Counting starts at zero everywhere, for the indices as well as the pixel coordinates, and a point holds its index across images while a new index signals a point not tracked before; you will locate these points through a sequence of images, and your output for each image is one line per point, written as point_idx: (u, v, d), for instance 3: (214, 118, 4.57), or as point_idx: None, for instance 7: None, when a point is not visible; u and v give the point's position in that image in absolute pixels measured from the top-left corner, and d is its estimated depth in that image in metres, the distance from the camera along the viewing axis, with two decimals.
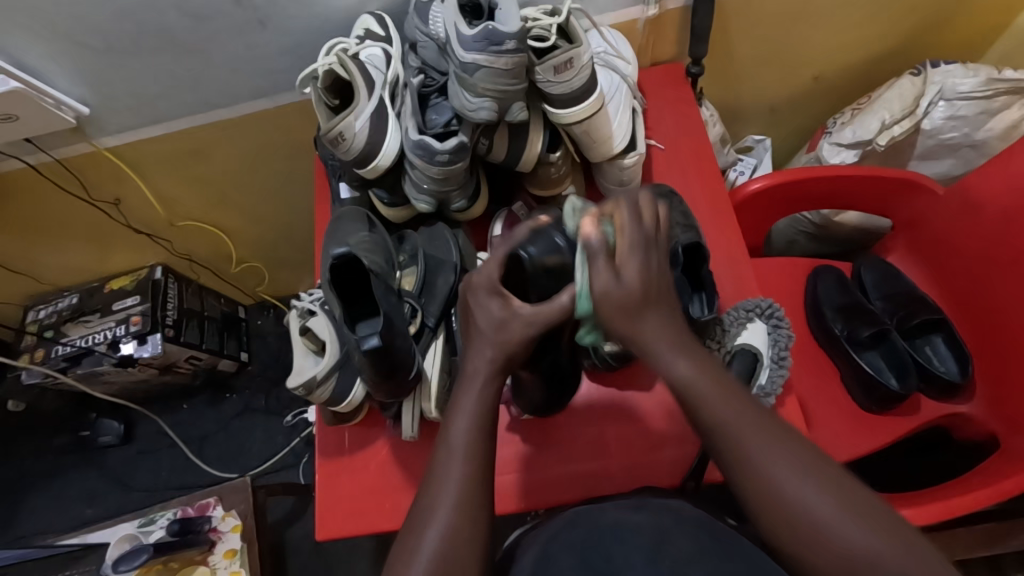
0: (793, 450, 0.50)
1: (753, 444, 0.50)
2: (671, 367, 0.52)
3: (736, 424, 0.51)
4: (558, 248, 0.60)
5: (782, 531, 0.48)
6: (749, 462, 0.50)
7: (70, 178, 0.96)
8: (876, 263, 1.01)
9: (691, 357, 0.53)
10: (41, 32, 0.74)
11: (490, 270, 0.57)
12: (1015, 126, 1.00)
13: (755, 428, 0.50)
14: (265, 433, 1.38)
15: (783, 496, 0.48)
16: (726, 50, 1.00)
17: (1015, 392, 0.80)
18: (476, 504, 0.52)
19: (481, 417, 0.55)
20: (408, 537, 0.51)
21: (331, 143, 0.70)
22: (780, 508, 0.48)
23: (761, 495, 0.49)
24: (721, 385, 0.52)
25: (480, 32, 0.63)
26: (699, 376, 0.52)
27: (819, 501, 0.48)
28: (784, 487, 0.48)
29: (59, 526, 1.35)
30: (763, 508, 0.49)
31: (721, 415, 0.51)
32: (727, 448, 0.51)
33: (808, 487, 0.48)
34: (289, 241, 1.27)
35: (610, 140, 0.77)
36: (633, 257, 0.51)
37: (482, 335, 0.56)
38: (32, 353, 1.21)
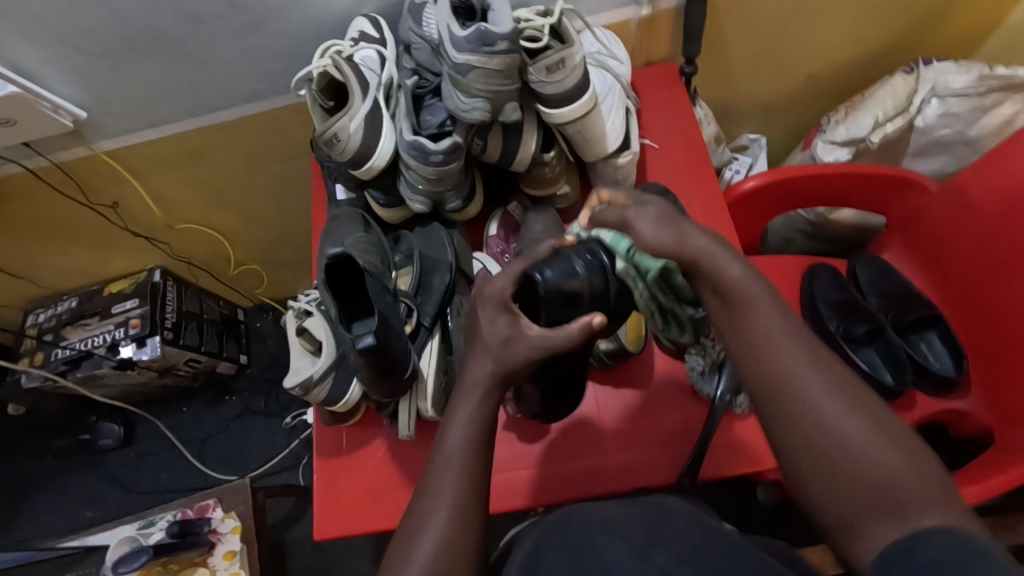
0: (822, 361, 0.48)
1: (787, 355, 0.49)
2: (717, 266, 0.53)
3: (772, 322, 0.50)
4: (574, 273, 0.59)
5: (792, 427, 0.47)
6: (776, 364, 0.49)
7: (68, 182, 0.97)
8: (872, 260, 1.01)
9: (739, 260, 0.52)
10: (38, 36, 0.74)
11: (494, 302, 0.58)
12: (1008, 122, 1.00)
13: (784, 331, 0.50)
14: (265, 435, 1.39)
15: (800, 394, 0.47)
16: (719, 50, 1.01)
17: (1011, 387, 0.80)
18: (471, 508, 0.52)
19: (480, 425, 0.55)
20: (404, 540, 0.51)
21: (326, 145, 0.70)
22: (798, 400, 0.47)
23: (781, 387, 0.48)
24: (769, 291, 0.52)
25: (473, 33, 0.63)
26: (746, 276, 0.52)
27: (842, 415, 0.46)
28: (806, 393, 0.47)
29: (59, 529, 1.35)
30: (782, 411, 0.48)
31: (760, 324, 0.50)
32: (757, 339, 0.50)
33: (833, 400, 0.46)
34: (287, 243, 1.27)
35: (603, 140, 0.78)
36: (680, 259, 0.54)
37: (486, 349, 0.57)
38: (32, 357, 1.22)
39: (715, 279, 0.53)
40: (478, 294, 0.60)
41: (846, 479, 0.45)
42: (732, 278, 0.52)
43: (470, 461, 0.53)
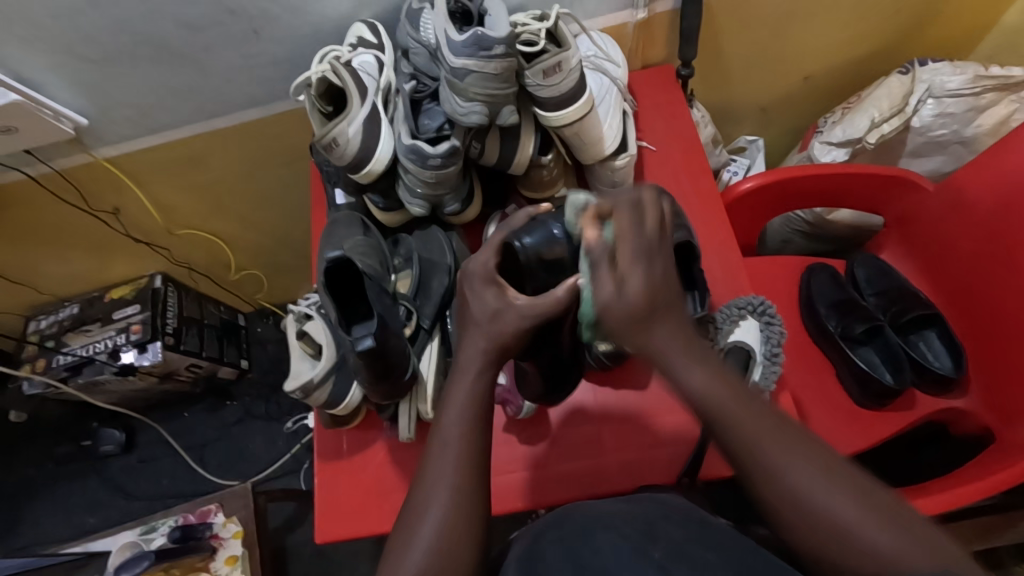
0: (808, 446, 0.49)
1: (769, 451, 0.49)
2: (683, 377, 0.51)
3: (747, 423, 0.50)
4: (554, 238, 0.65)
5: (785, 518, 0.48)
6: (764, 464, 0.48)
7: (70, 189, 0.97)
8: (869, 259, 1.02)
9: (705, 367, 0.51)
10: (39, 44, 0.75)
11: (486, 288, 0.58)
12: (1004, 121, 1.01)
13: (764, 435, 0.49)
14: (266, 440, 1.39)
15: (791, 491, 0.48)
16: (716, 52, 1.01)
17: (1011, 385, 0.80)
18: (470, 498, 0.52)
19: (474, 413, 0.55)
20: (404, 533, 0.51)
21: (325, 149, 0.71)
22: (794, 503, 0.47)
23: (773, 490, 0.48)
24: (739, 391, 0.51)
25: (470, 37, 0.64)
26: (712, 386, 0.51)
27: (837, 503, 0.47)
28: (802, 491, 0.47)
29: (61, 535, 1.35)
30: (779, 509, 0.48)
31: (739, 429, 0.50)
32: (739, 440, 0.50)
33: (826, 488, 0.47)
34: (287, 247, 1.28)
35: (600, 142, 0.78)
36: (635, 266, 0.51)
37: (475, 323, 0.58)
38: (33, 363, 1.22)
39: (681, 394, 0.52)
40: (464, 269, 0.61)
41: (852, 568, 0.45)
42: (699, 393, 0.51)
43: (464, 444, 0.54)
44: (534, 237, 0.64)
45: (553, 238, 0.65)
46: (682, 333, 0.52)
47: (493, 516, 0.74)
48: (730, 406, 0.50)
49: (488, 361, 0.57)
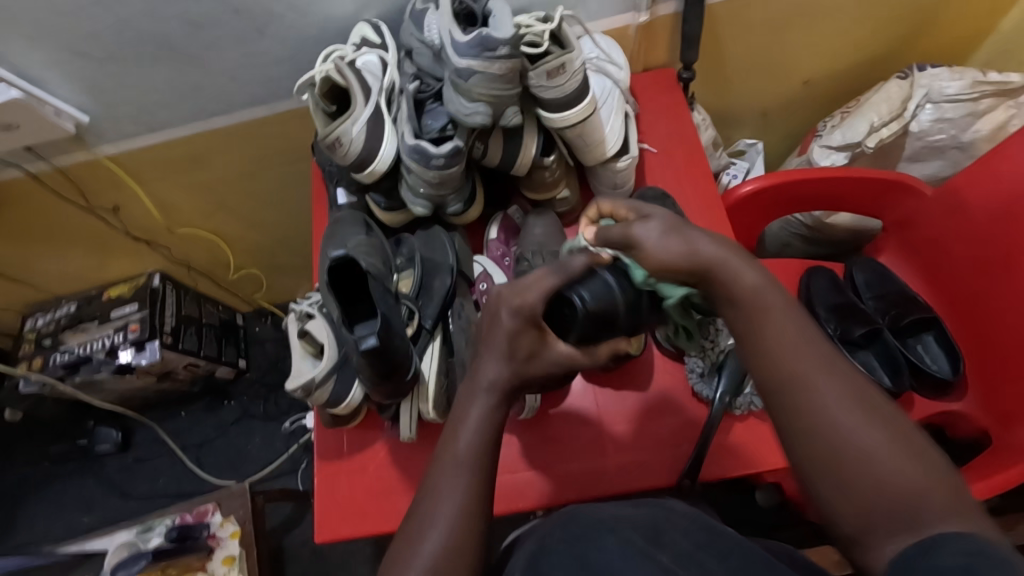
0: (841, 372, 0.46)
1: (810, 373, 0.46)
2: (735, 281, 0.50)
3: (783, 331, 0.48)
4: (606, 295, 0.60)
5: (796, 430, 0.46)
6: (792, 372, 0.46)
7: (70, 186, 0.97)
8: (868, 263, 1.02)
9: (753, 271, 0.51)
10: (41, 41, 0.75)
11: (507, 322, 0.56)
12: (1001, 127, 1.02)
13: (799, 341, 0.47)
14: (264, 439, 1.39)
15: (812, 400, 0.45)
16: (717, 56, 1.02)
17: (1007, 388, 0.81)
18: (476, 509, 0.51)
19: (488, 427, 0.54)
20: (407, 543, 0.51)
21: (328, 148, 0.71)
22: (809, 417, 0.45)
23: (802, 409, 0.45)
24: (788, 303, 0.49)
25: (475, 39, 0.64)
26: (756, 283, 0.50)
27: (862, 432, 0.44)
28: (833, 414, 0.44)
29: (56, 534, 1.35)
30: (790, 420, 0.46)
31: (778, 342, 0.48)
32: (767, 347, 0.48)
33: (851, 418, 0.44)
34: (287, 247, 1.28)
35: (603, 144, 0.79)
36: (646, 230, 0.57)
37: (501, 355, 0.56)
38: (30, 361, 1.22)
39: (720, 286, 0.51)
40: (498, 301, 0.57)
41: (856, 489, 0.43)
42: (743, 287, 0.50)
43: (473, 461, 0.53)
44: (588, 287, 0.60)
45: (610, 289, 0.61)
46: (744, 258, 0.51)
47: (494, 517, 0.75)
48: (773, 307, 0.49)
49: (498, 385, 0.56)
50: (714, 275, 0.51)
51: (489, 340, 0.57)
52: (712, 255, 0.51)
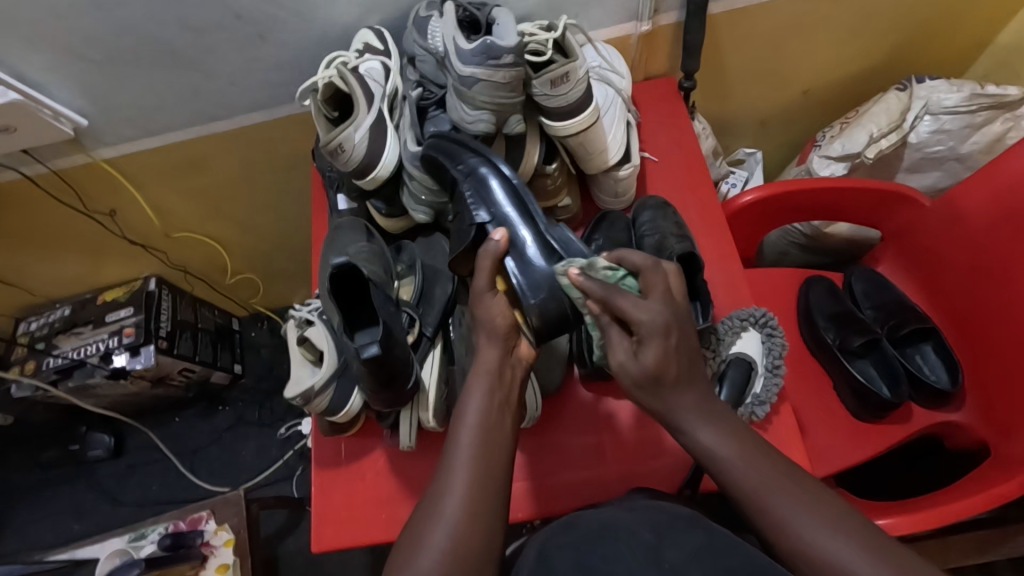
0: (803, 491, 0.56)
1: (774, 497, 0.56)
2: (697, 434, 0.59)
3: (760, 471, 0.57)
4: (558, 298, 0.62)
5: (790, 555, 0.54)
6: (768, 511, 0.55)
7: (67, 190, 0.96)
8: (866, 272, 1.03)
9: (714, 427, 0.59)
10: (42, 46, 0.75)
11: (484, 271, 0.63)
12: (999, 139, 1.03)
13: (771, 479, 0.56)
14: (258, 446, 1.37)
15: (792, 535, 0.54)
16: (717, 66, 1.02)
17: (1007, 399, 0.81)
18: (485, 504, 0.55)
19: (486, 422, 0.59)
20: (414, 538, 0.54)
21: (330, 154, 0.71)
22: (790, 542, 0.54)
23: (774, 529, 0.55)
24: (749, 447, 0.58)
25: (479, 46, 0.64)
26: (729, 445, 0.58)
27: (841, 548, 0.52)
28: (800, 528, 0.54)
29: (47, 542, 1.33)
30: (785, 552, 0.54)
31: (748, 474, 0.57)
32: (745, 489, 0.57)
33: (822, 529, 0.53)
34: (284, 253, 1.27)
35: (604, 153, 0.78)
36: (650, 349, 0.58)
37: (494, 334, 0.63)
38: (23, 365, 1.20)
39: (691, 448, 0.60)
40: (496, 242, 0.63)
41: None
42: (724, 454, 0.58)
43: (480, 457, 0.57)
44: (532, 286, 0.62)
45: (555, 296, 0.62)
46: (699, 400, 0.60)
47: (508, 524, 0.74)
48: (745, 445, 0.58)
49: (495, 370, 0.61)
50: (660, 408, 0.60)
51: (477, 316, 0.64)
52: (671, 400, 0.60)
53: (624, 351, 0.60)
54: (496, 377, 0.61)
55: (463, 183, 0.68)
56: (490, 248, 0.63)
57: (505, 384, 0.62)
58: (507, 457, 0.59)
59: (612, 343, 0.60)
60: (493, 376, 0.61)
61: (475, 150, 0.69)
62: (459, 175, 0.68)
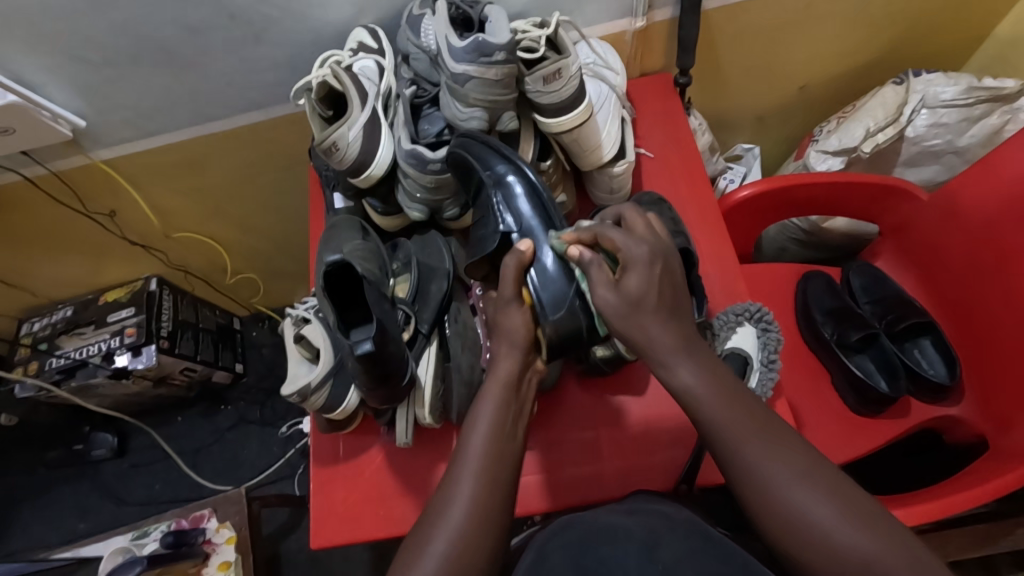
0: (789, 449, 0.53)
1: (749, 450, 0.53)
2: (671, 369, 0.56)
3: (731, 419, 0.54)
4: (575, 315, 0.64)
5: (773, 523, 0.51)
6: (742, 455, 0.53)
7: (66, 191, 0.97)
8: (865, 267, 1.02)
9: (693, 363, 0.56)
10: (40, 48, 0.75)
11: (508, 281, 0.64)
12: (996, 132, 1.03)
13: (749, 425, 0.54)
14: (260, 444, 1.38)
15: (767, 486, 0.51)
16: (713, 62, 1.02)
17: (1005, 392, 0.81)
18: (492, 510, 0.55)
19: (496, 428, 0.59)
20: (418, 540, 0.54)
21: (325, 153, 0.71)
22: (766, 492, 0.51)
23: (748, 475, 0.53)
24: (724, 384, 0.56)
25: (471, 44, 0.65)
26: (703, 380, 0.56)
27: (814, 502, 0.50)
28: (777, 480, 0.51)
29: (51, 541, 1.34)
30: (766, 512, 0.51)
31: (719, 414, 0.54)
32: (720, 435, 0.54)
33: (798, 483, 0.51)
34: (284, 252, 1.28)
35: (599, 148, 0.78)
36: (634, 272, 0.56)
37: (514, 344, 0.63)
38: (26, 366, 1.21)
39: (669, 382, 0.57)
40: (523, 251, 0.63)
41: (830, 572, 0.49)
42: (702, 395, 0.55)
43: (489, 462, 0.57)
44: (553, 302, 0.64)
45: (573, 314, 0.64)
46: (673, 328, 0.57)
47: (516, 518, 0.75)
48: (725, 397, 0.55)
49: (511, 380, 0.61)
50: (639, 335, 0.57)
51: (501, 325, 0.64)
52: (643, 326, 0.56)
53: (606, 281, 0.58)
54: (511, 387, 0.61)
55: (489, 190, 0.69)
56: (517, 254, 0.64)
57: (520, 396, 0.62)
58: (514, 467, 0.58)
59: (595, 278, 0.59)
60: (508, 386, 0.61)
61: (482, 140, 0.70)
62: (486, 181, 0.68)
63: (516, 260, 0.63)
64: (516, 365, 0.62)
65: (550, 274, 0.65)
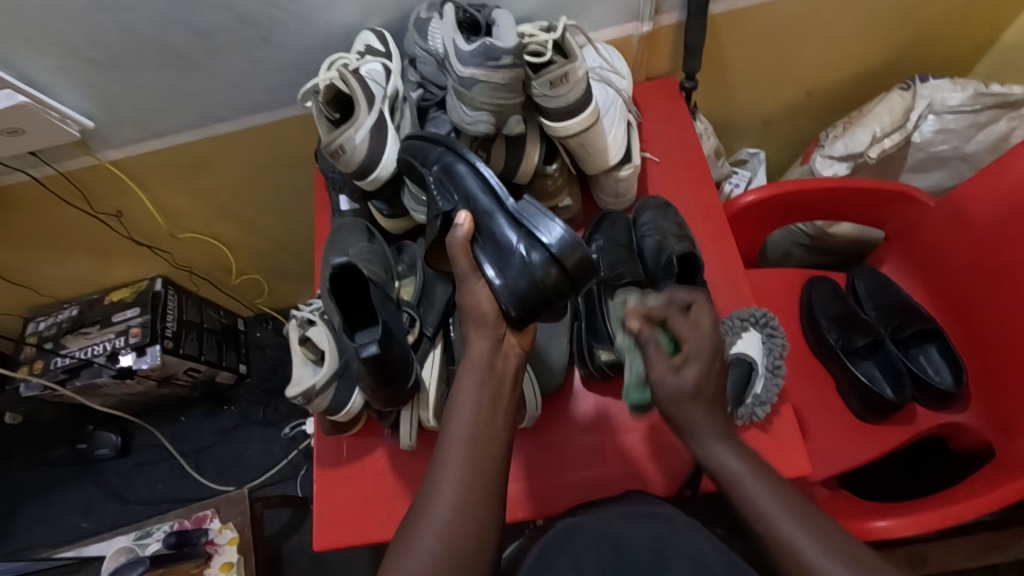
0: (811, 516, 0.55)
1: (783, 523, 0.55)
2: (712, 450, 0.60)
3: (767, 497, 0.57)
4: (530, 277, 0.58)
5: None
6: (773, 531, 0.55)
7: (73, 191, 0.97)
8: (870, 273, 1.02)
9: (731, 448, 0.60)
10: (49, 49, 0.76)
11: (459, 259, 0.62)
12: (1003, 138, 1.02)
13: (786, 505, 0.56)
14: (263, 445, 1.38)
15: (795, 555, 0.53)
16: (719, 67, 1.02)
17: (1011, 401, 0.80)
18: (480, 498, 0.56)
19: (478, 414, 0.59)
20: (406, 533, 0.56)
21: (331, 156, 0.72)
22: (789, 559, 0.54)
23: (779, 550, 0.54)
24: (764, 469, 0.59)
25: (478, 48, 0.65)
26: (739, 463, 0.59)
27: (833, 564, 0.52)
28: (803, 547, 0.53)
29: (54, 540, 1.34)
30: (789, 570, 0.53)
31: (755, 495, 0.57)
32: (750, 514, 0.57)
33: (818, 546, 0.53)
34: (289, 253, 1.28)
35: (606, 152, 0.78)
36: (691, 365, 0.60)
37: (482, 324, 0.62)
38: (31, 364, 1.22)
39: (707, 464, 0.61)
40: (461, 223, 0.61)
41: None
42: (734, 471, 0.59)
43: (471, 449, 0.58)
44: (509, 270, 0.59)
45: (525, 276, 0.59)
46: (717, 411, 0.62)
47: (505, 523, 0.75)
48: (751, 477, 0.58)
49: (483, 362, 0.61)
50: (679, 417, 0.61)
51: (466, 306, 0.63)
52: (692, 414, 0.61)
53: (666, 366, 0.61)
54: (486, 370, 0.61)
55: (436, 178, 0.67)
56: (457, 232, 0.61)
57: (496, 373, 0.61)
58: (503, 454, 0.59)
59: (652, 358, 0.62)
60: (482, 368, 0.61)
61: (444, 144, 0.69)
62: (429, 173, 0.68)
63: (458, 235, 0.61)
64: (489, 346, 0.61)
65: (503, 244, 0.60)
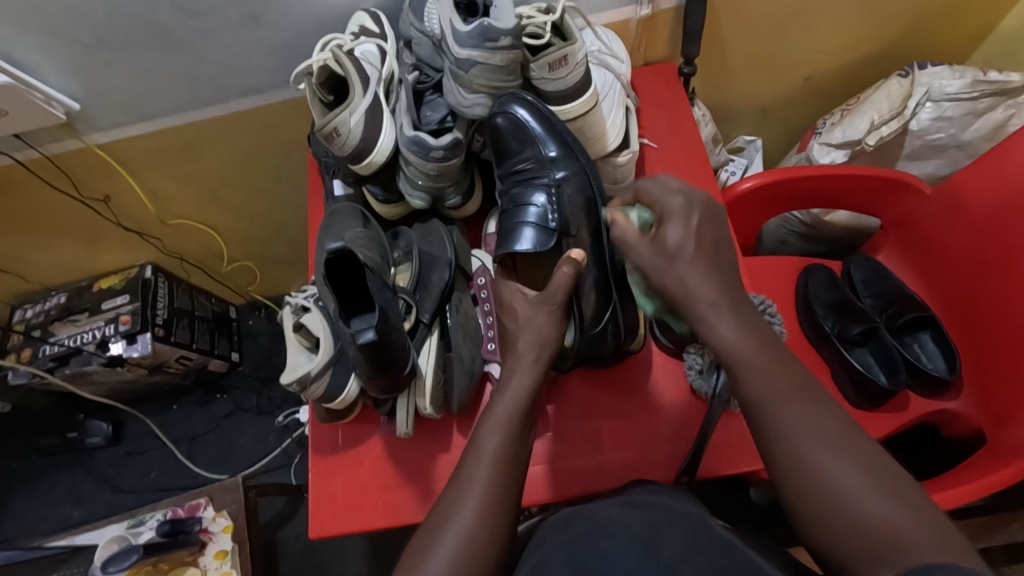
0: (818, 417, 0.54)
1: (780, 410, 0.55)
2: (713, 326, 0.59)
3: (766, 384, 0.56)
4: (601, 322, 0.70)
5: (793, 478, 0.52)
6: (772, 419, 0.55)
7: (60, 175, 0.95)
8: (865, 261, 1.02)
9: (735, 321, 0.59)
10: (32, 27, 0.73)
11: (557, 289, 0.64)
12: (1000, 126, 1.02)
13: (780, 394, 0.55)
14: (256, 433, 1.37)
15: (791, 448, 0.53)
16: (718, 53, 1.01)
17: (1002, 387, 0.81)
18: (498, 513, 0.55)
19: (509, 432, 0.59)
20: (425, 541, 0.54)
21: (325, 139, 0.70)
22: (790, 464, 0.53)
23: (777, 445, 0.54)
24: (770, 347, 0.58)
25: (476, 29, 0.64)
26: (746, 343, 0.58)
27: (838, 468, 0.51)
28: (802, 446, 0.52)
29: (45, 529, 1.33)
30: (787, 469, 0.53)
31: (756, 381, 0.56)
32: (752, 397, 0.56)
33: (813, 442, 0.52)
34: (282, 240, 1.26)
35: (604, 137, 0.78)
36: (676, 222, 0.62)
37: (540, 358, 0.64)
38: (19, 352, 1.20)
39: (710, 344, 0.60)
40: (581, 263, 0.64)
41: (844, 533, 0.49)
42: (743, 355, 0.57)
43: (500, 464, 0.57)
44: (592, 314, 0.69)
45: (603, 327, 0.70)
46: (712, 273, 0.60)
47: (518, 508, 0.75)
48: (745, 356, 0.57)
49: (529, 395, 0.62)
50: (674, 284, 0.61)
51: (527, 330, 0.65)
52: (686, 271, 0.60)
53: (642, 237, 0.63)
54: (531, 400, 0.62)
55: (534, 168, 0.74)
56: (566, 264, 0.64)
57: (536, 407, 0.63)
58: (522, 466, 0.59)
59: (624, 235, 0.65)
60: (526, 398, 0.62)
61: (561, 147, 0.74)
62: (530, 158, 0.74)
63: (571, 268, 0.64)
64: (539, 361, 0.64)
65: (591, 278, 0.69)
